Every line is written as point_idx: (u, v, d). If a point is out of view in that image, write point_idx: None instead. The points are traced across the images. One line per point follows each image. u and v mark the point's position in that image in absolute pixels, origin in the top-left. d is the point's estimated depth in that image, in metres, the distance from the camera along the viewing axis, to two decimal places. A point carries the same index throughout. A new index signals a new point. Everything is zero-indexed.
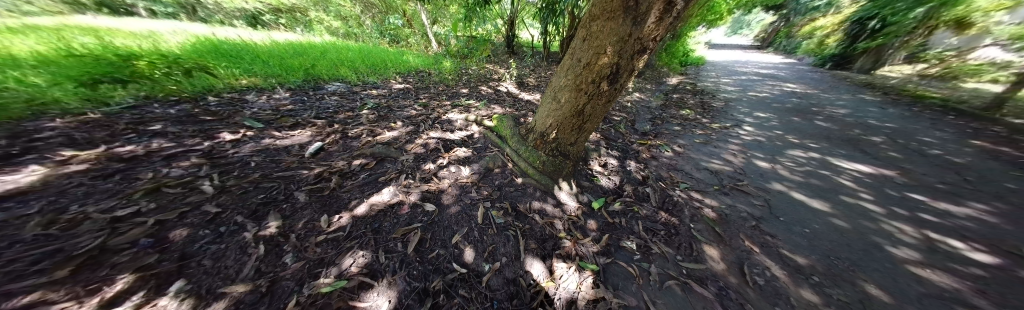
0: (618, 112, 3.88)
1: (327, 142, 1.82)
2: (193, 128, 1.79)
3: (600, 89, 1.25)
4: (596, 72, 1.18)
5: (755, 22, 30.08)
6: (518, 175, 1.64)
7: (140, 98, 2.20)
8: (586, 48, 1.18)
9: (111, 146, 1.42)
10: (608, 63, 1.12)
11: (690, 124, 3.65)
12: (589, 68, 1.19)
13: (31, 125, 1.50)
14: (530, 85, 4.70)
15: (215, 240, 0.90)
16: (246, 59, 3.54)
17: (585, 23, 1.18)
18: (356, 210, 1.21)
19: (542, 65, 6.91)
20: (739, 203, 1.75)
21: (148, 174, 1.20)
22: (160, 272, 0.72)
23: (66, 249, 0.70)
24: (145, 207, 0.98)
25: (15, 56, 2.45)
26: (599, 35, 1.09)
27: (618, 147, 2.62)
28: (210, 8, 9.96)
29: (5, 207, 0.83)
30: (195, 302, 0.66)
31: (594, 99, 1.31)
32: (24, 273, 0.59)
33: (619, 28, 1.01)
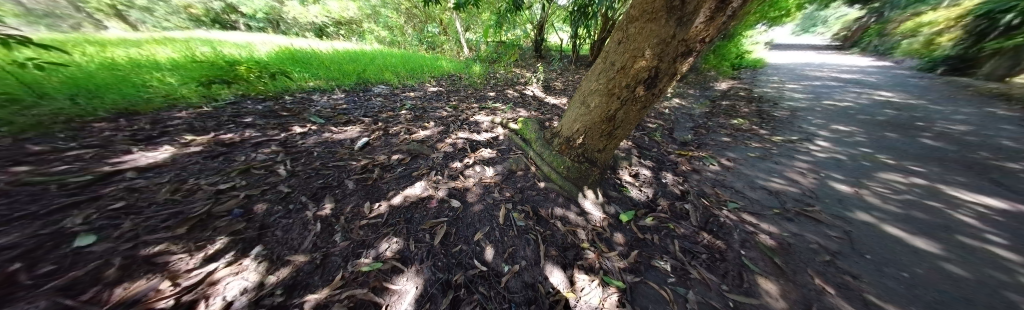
0: (653, 119, 3.59)
1: (372, 138, 2.04)
2: (273, 122, 2.18)
3: (635, 94, 1.17)
4: (632, 75, 1.11)
5: (833, 17, 25.02)
6: (541, 179, 1.63)
7: (238, 96, 2.78)
8: (621, 51, 1.13)
9: (218, 133, 1.81)
10: (646, 66, 1.05)
11: (740, 135, 3.20)
12: (624, 72, 1.13)
13: (166, 115, 2.03)
14: (556, 89, 4.64)
15: (286, 215, 1.10)
16: (314, 64, 4.20)
17: (622, 26, 1.14)
18: (392, 200, 1.34)
19: (570, 69, 6.77)
20: (807, 232, 1.46)
21: (241, 157, 1.51)
22: (245, 237, 0.92)
23: (185, 212, 0.95)
24: (238, 183, 1.23)
25: (161, 62, 3.31)
26: (637, 36, 1.03)
27: (652, 156, 2.43)
28: (290, 22, 12.19)
29: (147, 175, 1.15)
30: (269, 265, 0.84)
31: (629, 104, 1.23)
32: (159, 228, 0.84)
33: (661, 28, 0.94)
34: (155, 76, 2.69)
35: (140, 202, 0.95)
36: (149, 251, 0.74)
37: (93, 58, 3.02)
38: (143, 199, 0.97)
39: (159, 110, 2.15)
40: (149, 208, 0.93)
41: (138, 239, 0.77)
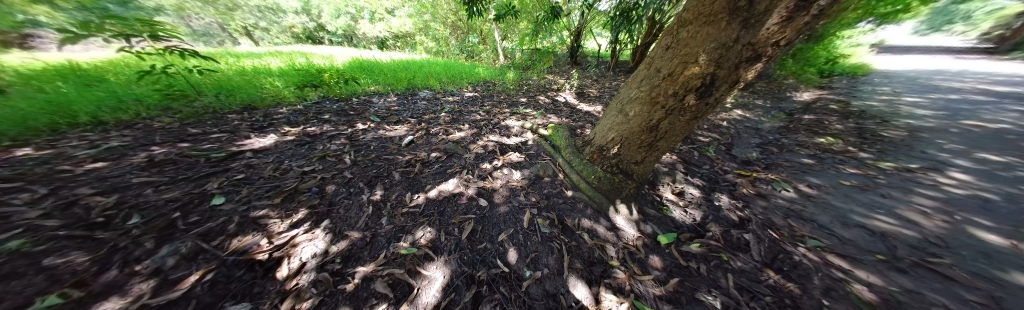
0: (704, 132, 3.14)
1: (416, 136, 2.29)
2: (343, 119, 2.65)
3: (683, 104, 1.05)
4: (680, 83, 1.00)
5: (979, 11, 18.49)
6: (569, 188, 1.58)
7: (321, 97, 3.46)
8: (669, 57, 1.04)
9: (305, 127, 2.30)
10: (699, 73, 0.92)
11: (827, 157, 2.56)
12: (670, 79, 1.03)
13: (265, 111, 2.71)
14: (590, 95, 4.47)
15: (348, 196, 1.36)
16: (375, 72, 4.95)
17: (673, 29, 1.04)
18: (429, 193, 1.48)
19: (607, 75, 6.46)
20: (924, 288, 1.04)
21: (320, 147, 1.89)
22: (318, 211, 1.24)
23: (281, 186, 1.40)
24: (317, 167, 1.61)
25: (273, 70, 4.35)
26: (690, 39, 0.93)
27: (700, 173, 2.14)
28: (360, 37, 14.72)
29: (259, 156, 1.70)
30: (332, 237, 1.10)
31: (675, 114, 1.11)
32: (264, 196, 1.30)
33: (717, 31, 0.82)
34: (268, 82, 3.56)
35: (254, 176, 1.46)
36: (256, 211, 1.19)
37: (237, 68, 4.19)
38: (254, 174, 1.48)
39: (269, 107, 2.88)
40: (256, 181, 1.42)
41: (249, 203, 1.23)
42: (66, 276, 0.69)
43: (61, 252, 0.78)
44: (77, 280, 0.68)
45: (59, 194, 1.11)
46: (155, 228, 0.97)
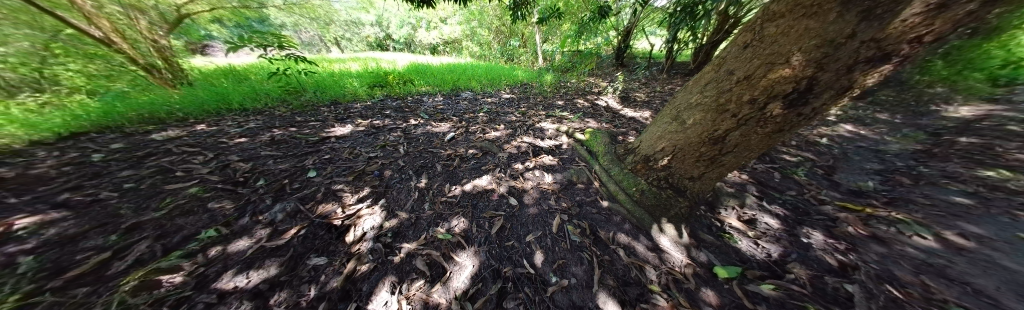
0: (787, 150, 2.52)
1: (456, 133, 2.49)
2: (399, 115, 3.07)
3: (763, 114, 0.86)
4: (761, 88, 0.82)
5: None
6: (605, 198, 1.49)
7: (386, 95, 4.08)
8: (749, 57, 0.87)
9: (370, 120, 2.76)
10: (790, 76, 0.74)
11: (1002, 199, 1.74)
12: (747, 83, 0.86)
13: (345, 106, 3.35)
14: (637, 100, 4.07)
15: (400, 182, 1.58)
16: (427, 75, 5.56)
17: (754, 24, 0.87)
18: (465, 186, 1.59)
19: (659, 77, 5.77)
20: None
21: (381, 138, 2.24)
22: (377, 191, 1.47)
23: (352, 167, 1.71)
24: (377, 154, 1.92)
25: (353, 72, 5.35)
26: (778, 35, 0.76)
27: (777, 199, 1.74)
28: (417, 44, 16.85)
29: (338, 141, 2.12)
30: (386, 215, 1.29)
31: (750, 124, 0.93)
32: (341, 174, 1.62)
33: (819, 24, 0.64)
34: (350, 82, 4.41)
35: (334, 157, 1.83)
36: (334, 186, 1.49)
37: (329, 71, 5.31)
38: (334, 155, 1.86)
39: (347, 102, 3.56)
40: (336, 161, 1.78)
41: (330, 178, 1.56)
42: (218, 217, 1.21)
43: (219, 199, 1.32)
44: (224, 221, 1.18)
45: (220, 159, 1.73)
46: (273, 189, 1.42)
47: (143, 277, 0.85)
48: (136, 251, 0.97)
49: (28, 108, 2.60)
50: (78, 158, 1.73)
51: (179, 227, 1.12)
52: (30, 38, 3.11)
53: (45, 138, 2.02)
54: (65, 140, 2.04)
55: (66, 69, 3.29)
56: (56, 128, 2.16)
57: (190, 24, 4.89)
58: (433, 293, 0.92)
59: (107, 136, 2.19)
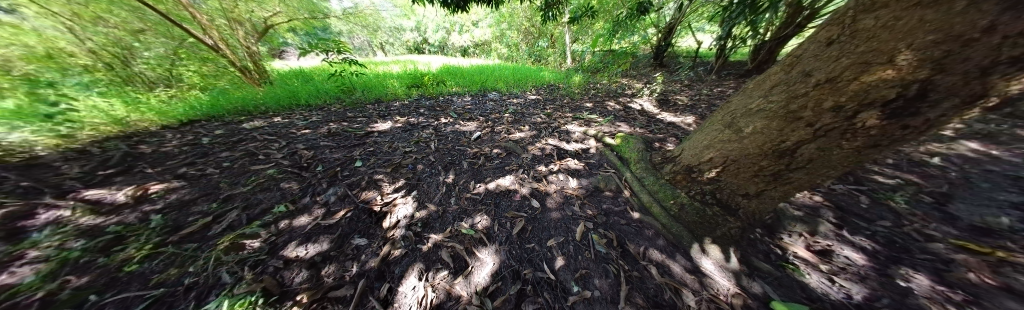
0: (876, 169, 2.03)
1: (482, 132, 2.57)
2: (431, 113, 3.29)
3: (851, 124, 0.69)
4: (848, 95, 0.66)
5: None
6: (636, 209, 1.39)
7: (421, 95, 4.41)
8: (833, 55, 0.70)
9: (406, 117, 3.01)
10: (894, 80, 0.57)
11: None
12: (827, 88, 0.71)
13: (386, 104, 3.71)
14: (677, 103, 3.69)
15: (430, 176, 1.69)
16: (457, 76, 5.85)
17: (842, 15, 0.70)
18: (489, 184, 1.63)
19: (705, 78, 5.16)
20: None
21: (415, 135, 2.42)
22: (409, 183, 1.60)
23: (390, 160, 1.89)
24: (411, 149, 2.08)
25: (394, 74, 5.91)
26: (875, 29, 0.59)
27: (862, 230, 1.41)
28: (449, 47, 17.90)
29: (379, 136, 2.36)
30: (416, 206, 1.39)
31: (833, 136, 0.76)
32: (380, 165, 1.80)
33: (939, 15, 0.47)
34: (391, 83, 4.87)
35: (375, 150, 2.04)
36: (375, 176, 1.66)
37: (375, 72, 5.96)
38: (375, 148, 2.07)
39: (388, 101, 3.94)
40: (376, 153, 1.98)
41: (371, 169, 1.74)
42: (285, 194, 1.45)
43: (288, 179, 1.59)
44: (290, 199, 1.41)
45: (289, 147, 2.07)
46: (327, 175, 1.64)
47: (232, 240, 1.09)
48: (229, 218, 1.24)
49: (162, 99, 3.51)
50: (193, 140, 2.25)
51: (258, 201, 1.38)
52: (165, 45, 4.11)
53: (171, 124, 2.71)
54: (184, 126, 2.69)
55: (188, 69, 4.25)
56: (179, 117, 2.86)
57: (274, 34, 5.94)
58: (455, 284, 0.97)
59: (213, 123, 2.79)
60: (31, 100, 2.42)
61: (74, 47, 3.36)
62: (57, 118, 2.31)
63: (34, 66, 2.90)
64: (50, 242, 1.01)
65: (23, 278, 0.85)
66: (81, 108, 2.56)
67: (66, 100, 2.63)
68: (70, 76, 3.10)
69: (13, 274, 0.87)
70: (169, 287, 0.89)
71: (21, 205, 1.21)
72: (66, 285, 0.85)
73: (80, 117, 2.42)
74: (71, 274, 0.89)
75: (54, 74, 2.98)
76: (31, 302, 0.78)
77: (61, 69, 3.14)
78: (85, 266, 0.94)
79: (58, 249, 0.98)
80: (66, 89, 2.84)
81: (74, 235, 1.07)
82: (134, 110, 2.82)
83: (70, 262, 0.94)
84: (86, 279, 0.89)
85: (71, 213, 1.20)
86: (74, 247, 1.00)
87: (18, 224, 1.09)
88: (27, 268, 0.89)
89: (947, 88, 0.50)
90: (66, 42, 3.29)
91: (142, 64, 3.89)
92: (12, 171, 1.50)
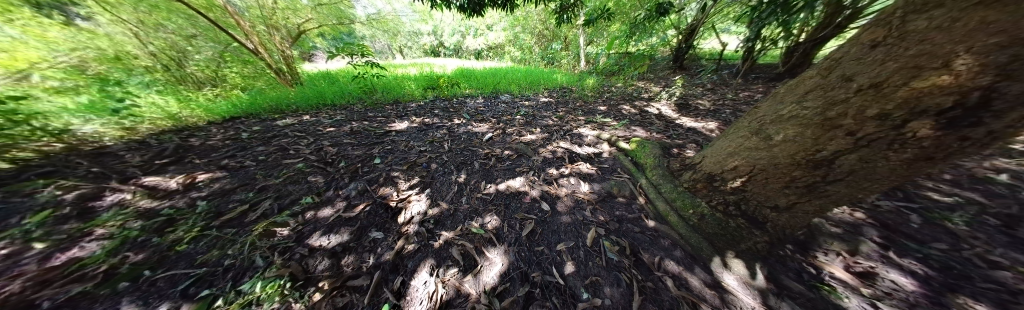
0: (930, 184, 1.77)
1: (494, 134, 2.60)
2: (445, 114, 3.39)
3: (899, 135, 0.61)
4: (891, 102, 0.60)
5: None
6: (651, 217, 1.34)
7: (436, 96, 4.57)
8: (877, 59, 0.65)
9: (421, 118, 3.12)
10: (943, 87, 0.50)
11: None
12: (867, 94, 0.65)
13: (403, 105, 3.88)
14: (698, 108, 3.52)
15: (443, 175, 1.74)
16: (471, 78, 5.98)
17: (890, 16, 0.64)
18: (500, 185, 1.64)
19: (729, 82, 4.86)
20: None
21: (429, 135, 2.51)
22: (424, 181, 1.66)
23: (406, 158, 1.97)
24: (425, 149, 2.15)
25: (412, 76, 6.17)
26: (927, 31, 0.53)
27: (912, 252, 1.25)
28: (463, 50, 18.41)
29: (396, 135, 2.47)
30: (429, 204, 1.44)
31: (875, 145, 0.68)
32: (397, 163, 1.88)
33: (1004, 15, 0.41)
34: (408, 84, 5.09)
35: (392, 148, 2.14)
36: (391, 173, 1.73)
37: (394, 75, 6.27)
38: (393, 147, 2.17)
39: (405, 102, 4.12)
40: (393, 152, 2.08)
41: (388, 166, 1.82)
42: (312, 187, 1.56)
43: (314, 174, 1.70)
44: (315, 192, 1.51)
45: (316, 143, 2.23)
46: (349, 171, 1.75)
47: (265, 227, 1.19)
48: (263, 207, 1.36)
49: (209, 98, 3.92)
50: (234, 135, 2.49)
51: (287, 192, 1.49)
52: (213, 49, 4.55)
53: (215, 119, 3.03)
54: (226, 122, 2.99)
55: (231, 71, 4.75)
56: (222, 114, 3.18)
57: (306, 39, 6.45)
58: (464, 282, 0.99)
59: (251, 120, 3.08)
60: (102, 96, 2.77)
61: (138, 50, 3.89)
62: (123, 112, 2.64)
63: (104, 67, 3.40)
64: (114, 222, 1.19)
65: (92, 252, 1.01)
66: (142, 104, 2.89)
67: (130, 97, 2.96)
68: (133, 75, 3.59)
69: (84, 248, 1.03)
70: (211, 267, 0.99)
71: (95, 189, 1.44)
72: (127, 259, 0.99)
73: (141, 112, 2.76)
74: (130, 250, 1.04)
75: (120, 74, 3.46)
76: (98, 273, 0.92)
77: (127, 69, 3.66)
78: (141, 244, 1.08)
79: (120, 229, 1.15)
80: (129, 87, 3.24)
81: (133, 216, 1.25)
82: (185, 107, 3.18)
83: (130, 240, 1.09)
84: (142, 256, 1.02)
85: (131, 197, 1.40)
86: (133, 227, 1.17)
87: (90, 205, 1.31)
88: (95, 243, 1.07)
89: (1015, 96, 0.43)
90: (131, 46, 3.83)
91: (193, 65, 4.36)
92: (88, 159, 1.78)
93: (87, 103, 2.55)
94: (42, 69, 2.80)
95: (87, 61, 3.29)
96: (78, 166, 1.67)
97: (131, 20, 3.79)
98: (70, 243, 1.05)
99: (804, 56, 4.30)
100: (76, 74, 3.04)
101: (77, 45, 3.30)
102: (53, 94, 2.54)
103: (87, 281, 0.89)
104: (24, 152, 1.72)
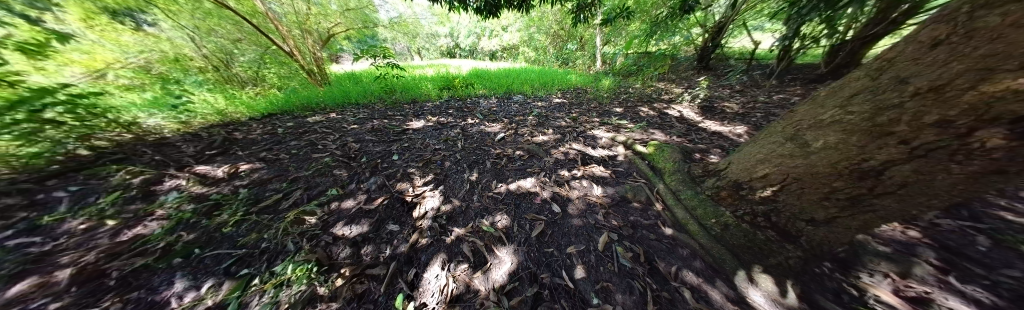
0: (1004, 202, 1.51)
1: (506, 134, 2.62)
2: (459, 114, 3.48)
3: (961, 146, 0.54)
4: (948, 110, 0.53)
5: None
6: (669, 224, 1.28)
7: (451, 97, 4.70)
8: (936, 60, 0.58)
9: (437, 117, 3.23)
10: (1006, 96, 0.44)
11: None
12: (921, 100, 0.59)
13: (420, 105, 4.04)
14: (725, 111, 3.28)
15: (456, 173, 1.78)
16: (485, 79, 6.07)
17: (957, 12, 0.57)
18: (511, 185, 1.66)
19: (762, 84, 4.48)
20: None
21: (444, 133, 2.59)
22: (437, 178, 1.71)
23: (422, 155, 2.05)
24: (439, 147, 2.22)
25: (429, 77, 6.40)
26: (1004, 28, 0.45)
27: (976, 278, 1.04)
28: (479, 51, 18.77)
29: (412, 133, 2.58)
30: (442, 200, 1.49)
31: (930, 157, 0.61)
32: (413, 160, 1.96)
33: None
34: (425, 85, 5.29)
35: (409, 146, 2.23)
36: (408, 170, 1.81)
37: (413, 76, 6.54)
38: (409, 145, 2.27)
39: (422, 102, 4.29)
40: (410, 149, 2.17)
41: (406, 163, 1.91)
42: (337, 180, 1.68)
43: (338, 167, 1.83)
44: (340, 184, 1.63)
45: (341, 139, 2.40)
46: (370, 166, 1.86)
47: (296, 215, 1.31)
48: (294, 197, 1.49)
49: (251, 96, 4.35)
50: (271, 130, 2.75)
51: (316, 184, 1.62)
52: (255, 52, 5.07)
53: (255, 116, 3.37)
54: (264, 118, 3.31)
55: (270, 72, 5.26)
56: (262, 111, 3.52)
57: (334, 42, 6.94)
58: (474, 278, 1.01)
59: (285, 117, 3.38)
60: (164, 94, 3.05)
61: (194, 53, 4.21)
62: (180, 108, 2.95)
63: (166, 68, 3.61)
64: (171, 204, 1.39)
65: (153, 230, 1.19)
66: (196, 101, 3.22)
67: (186, 94, 3.28)
68: (188, 75, 3.85)
69: (146, 226, 1.22)
70: (249, 249, 1.11)
71: (156, 174, 1.67)
72: (180, 238, 1.15)
73: (195, 108, 3.11)
74: (183, 230, 1.20)
75: (179, 74, 3.71)
76: (156, 249, 1.08)
77: (183, 70, 3.91)
78: (193, 225, 1.24)
79: (176, 211, 1.34)
80: (186, 86, 3.54)
81: (187, 200, 1.44)
82: (231, 104, 3.56)
83: (184, 221, 1.26)
84: (192, 235, 1.18)
85: (186, 183, 1.61)
86: (186, 210, 1.34)
87: (152, 188, 1.53)
88: (155, 223, 1.25)
89: None
90: (188, 49, 4.13)
91: (238, 67, 4.82)
92: (150, 149, 2.07)
93: (151, 99, 2.83)
94: (117, 69, 2.87)
95: (151, 62, 3.43)
96: (142, 154, 1.95)
97: (190, 26, 4.18)
98: (135, 222, 1.25)
99: (852, 57, 3.80)
100: (144, 73, 3.18)
101: (143, 47, 3.47)
102: (123, 91, 2.73)
103: (147, 255, 1.05)
104: (100, 141, 2.03)
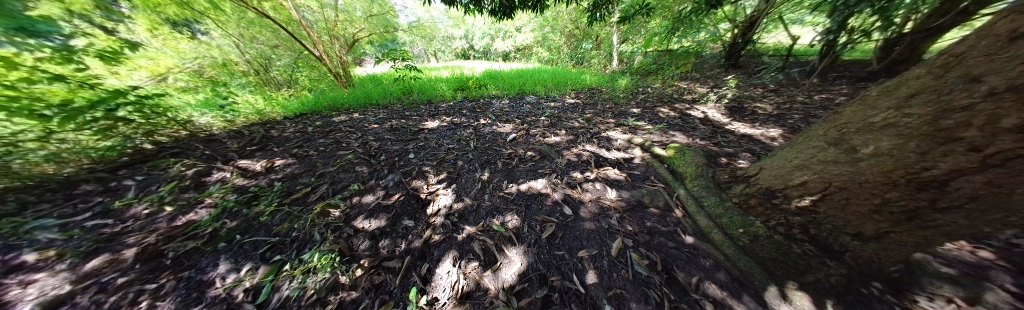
0: None
1: (517, 134, 2.63)
2: (472, 114, 3.55)
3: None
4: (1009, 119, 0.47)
5: None
6: (689, 232, 1.21)
7: (464, 97, 4.82)
8: (1004, 61, 0.50)
9: (451, 117, 3.33)
10: None
11: None
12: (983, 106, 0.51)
13: (436, 105, 4.19)
14: (756, 112, 3.02)
15: (468, 172, 1.82)
16: (498, 79, 6.14)
17: None
18: (522, 186, 1.65)
19: (799, 82, 4.07)
20: None
21: (457, 133, 2.65)
22: (450, 177, 1.76)
23: (436, 155, 2.12)
24: (452, 147, 2.28)
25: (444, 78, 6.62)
26: None
27: None
28: (492, 52, 19.04)
29: (427, 132, 2.68)
30: (455, 199, 1.52)
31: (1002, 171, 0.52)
32: (427, 159, 2.02)
33: None
34: (440, 86, 5.47)
35: (424, 145, 2.32)
36: (423, 168, 1.88)
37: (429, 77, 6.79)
38: (424, 144, 2.35)
39: (437, 102, 4.44)
40: (424, 148, 2.25)
41: (421, 161, 1.98)
42: (358, 176, 1.78)
43: (359, 164, 1.95)
44: (361, 180, 1.73)
45: (362, 138, 2.55)
46: (388, 163, 1.95)
47: (322, 208, 1.41)
48: (320, 190, 1.61)
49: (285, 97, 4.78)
50: (301, 129, 3.00)
51: (339, 179, 1.74)
52: (290, 56, 5.57)
53: (288, 115, 3.70)
54: (296, 117, 3.62)
55: (302, 75, 5.73)
56: (295, 110, 3.86)
57: (358, 47, 7.41)
58: (484, 277, 1.02)
59: (314, 116, 3.67)
60: (213, 95, 3.41)
61: (239, 59, 4.72)
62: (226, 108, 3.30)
63: (216, 72, 4.04)
64: (217, 194, 1.57)
65: (202, 217, 1.36)
66: (240, 102, 3.60)
67: (232, 96, 3.65)
68: (234, 78, 4.31)
69: (197, 213, 1.39)
70: (281, 236, 1.22)
71: (206, 167, 1.90)
72: (224, 225, 1.30)
73: (238, 107, 3.47)
74: (226, 218, 1.35)
75: (227, 77, 4.15)
76: (205, 234, 1.22)
77: (230, 72, 4.38)
78: (234, 213, 1.39)
79: (220, 200, 1.51)
80: (233, 88, 3.95)
81: (230, 191, 1.61)
82: (269, 104, 3.94)
83: (227, 209, 1.42)
84: (234, 223, 1.32)
85: (230, 175, 1.81)
86: (229, 199, 1.51)
87: (202, 180, 1.75)
88: (203, 210, 1.42)
89: None
90: (234, 55, 4.63)
91: (275, 70, 5.34)
92: (201, 144, 2.35)
93: (203, 100, 3.19)
94: (176, 73, 3.30)
95: (204, 67, 3.88)
96: (195, 149, 2.22)
97: (235, 34, 4.70)
98: (188, 209, 1.43)
99: (911, 51, 3.32)
100: (197, 77, 3.59)
101: (198, 54, 3.91)
102: (180, 93, 3.06)
103: (197, 239, 1.19)
104: (162, 136, 2.38)
